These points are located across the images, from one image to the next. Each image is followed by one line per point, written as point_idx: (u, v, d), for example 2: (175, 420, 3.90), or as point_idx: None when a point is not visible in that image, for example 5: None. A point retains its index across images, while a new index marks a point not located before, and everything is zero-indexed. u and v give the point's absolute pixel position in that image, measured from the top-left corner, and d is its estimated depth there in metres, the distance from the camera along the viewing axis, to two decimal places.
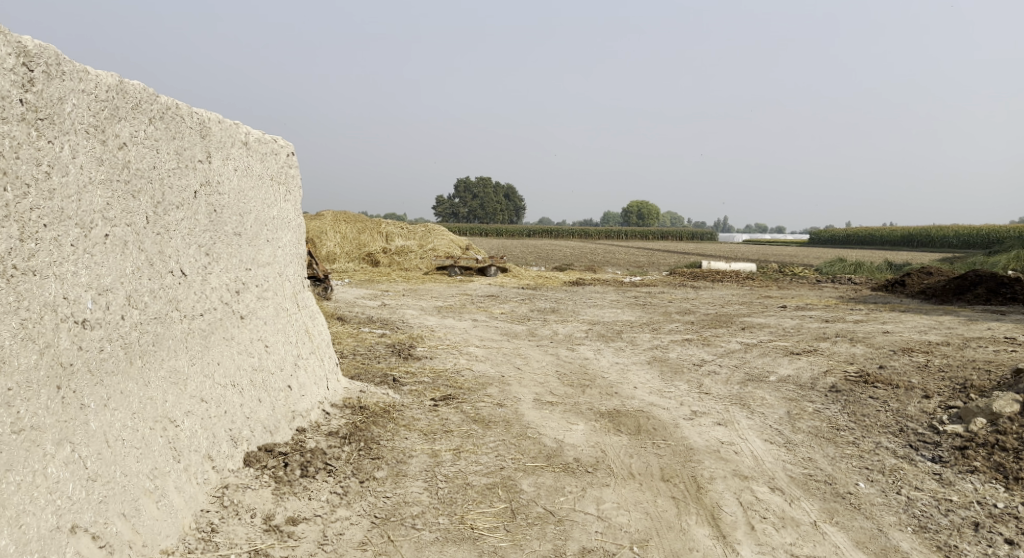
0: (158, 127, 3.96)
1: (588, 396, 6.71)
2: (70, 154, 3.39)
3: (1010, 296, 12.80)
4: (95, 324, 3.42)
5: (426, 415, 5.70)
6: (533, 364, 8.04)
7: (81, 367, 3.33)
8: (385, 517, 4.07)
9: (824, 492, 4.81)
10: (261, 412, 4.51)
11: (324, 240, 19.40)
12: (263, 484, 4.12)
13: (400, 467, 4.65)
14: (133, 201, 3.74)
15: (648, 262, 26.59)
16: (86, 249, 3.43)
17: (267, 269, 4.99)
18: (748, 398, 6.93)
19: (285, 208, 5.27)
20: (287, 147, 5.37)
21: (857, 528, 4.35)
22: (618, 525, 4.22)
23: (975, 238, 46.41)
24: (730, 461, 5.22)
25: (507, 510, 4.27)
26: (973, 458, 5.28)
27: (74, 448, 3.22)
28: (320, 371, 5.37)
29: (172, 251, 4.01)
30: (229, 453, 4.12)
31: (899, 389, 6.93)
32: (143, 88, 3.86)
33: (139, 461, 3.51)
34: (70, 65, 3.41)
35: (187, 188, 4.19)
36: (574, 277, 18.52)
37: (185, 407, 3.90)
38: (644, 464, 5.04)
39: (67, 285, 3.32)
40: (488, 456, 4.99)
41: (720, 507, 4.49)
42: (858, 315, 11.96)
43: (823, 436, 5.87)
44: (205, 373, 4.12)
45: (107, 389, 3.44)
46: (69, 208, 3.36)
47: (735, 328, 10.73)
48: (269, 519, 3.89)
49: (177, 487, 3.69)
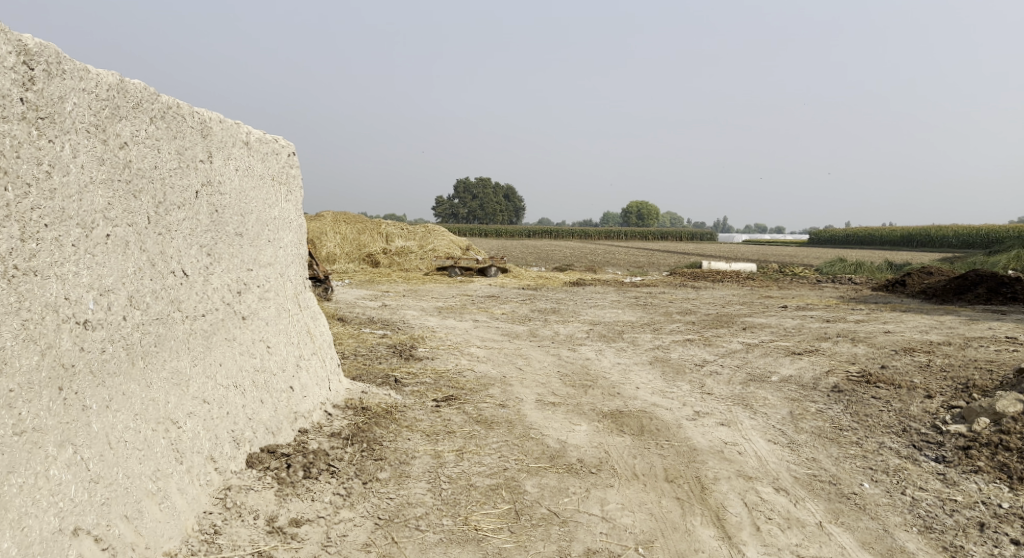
0: (160, 127, 3.93)
1: (591, 397, 6.69)
2: (71, 153, 3.36)
3: (1010, 295, 12.79)
4: (97, 325, 3.40)
5: (429, 415, 5.68)
6: (535, 365, 8.03)
7: (83, 368, 3.30)
8: (389, 518, 4.05)
9: (829, 492, 4.78)
10: (264, 413, 4.49)
11: (325, 241, 19.41)
12: (266, 485, 4.10)
13: (403, 468, 4.62)
14: (134, 201, 3.72)
15: (649, 262, 26.67)
16: (87, 250, 3.41)
17: (269, 269, 4.97)
18: (750, 398, 6.92)
19: (286, 208, 5.25)
20: (288, 146, 5.35)
21: (863, 529, 4.33)
22: (623, 526, 4.19)
23: (975, 238, 46.41)
24: (734, 462, 5.19)
25: (511, 511, 4.24)
26: (977, 457, 5.26)
27: (77, 450, 3.20)
28: (322, 371, 5.35)
29: (174, 251, 3.99)
30: (231, 454, 4.09)
31: (901, 389, 6.91)
32: (144, 87, 3.84)
33: (141, 462, 3.49)
34: (70, 64, 3.38)
35: (189, 188, 4.16)
36: (574, 277, 18.50)
37: (187, 408, 3.87)
38: (647, 465, 5.02)
39: (69, 285, 3.30)
40: (491, 456, 4.97)
41: (725, 508, 4.47)
42: (859, 315, 11.95)
43: (827, 436, 5.85)
44: (207, 374, 4.10)
45: (109, 391, 3.41)
46: (71, 207, 3.34)
47: (736, 328, 10.71)
48: (272, 520, 3.86)
49: (180, 488, 3.66)
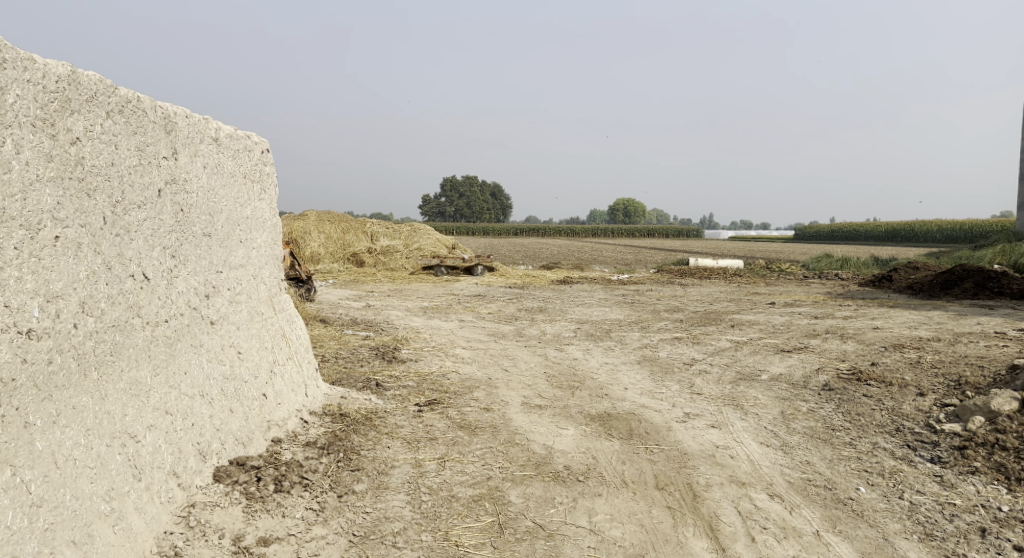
0: (117, 121, 3.70)
1: (578, 399, 6.49)
2: (14, 149, 3.13)
3: (996, 290, 12.70)
4: (42, 335, 3.17)
5: (410, 421, 5.45)
6: (521, 366, 7.81)
7: (25, 382, 3.07)
8: (364, 534, 3.83)
9: (824, 498, 4.61)
10: (234, 423, 4.26)
11: (309, 241, 19.06)
12: (234, 501, 3.87)
13: (382, 479, 4.41)
14: (88, 200, 3.48)
15: (637, 262, 25.07)
16: (32, 253, 3.17)
17: (240, 270, 4.72)
18: (741, 397, 6.74)
19: (259, 208, 5.01)
20: (261, 143, 5.10)
21: (862, 538, 4.15)
22: (612, 539, 3.99)
23: (959, 233, 46.53)
24: (726, 467, 5.00)
25: (495, 524, 4.04)
26: (972, 458, 5.10)
27: (17, 472, 2.98)
28: (298, 378, 5.10)
29: (133, 253, 3.75)
30: (196, 468, 3.86)
31: (893, 386, 6.76)
32: (99, 79, 3.60)
33: (93, 482, 3.25)
34: (12, 52, 3.15)
35: (151, 186, 3.92)
36: (562, 276, 18.24)
37: (148, 421, 3.65)
38: (637, 472, 4.82)
39: (10, 292, 3.06)
40: (475, 465, 4.75)
41: (719, 517, 4.28)
42: (847, 311, 11.83)
43: (819, 437, 5.69)
44: (170, 384, 3.86)
45: (57, 405, 3.18)
46: (12, 208, 3.10)
47: (724, 326, 10.55)
48: (238, 540, 3.63)
49: (138, 508, 3.44)
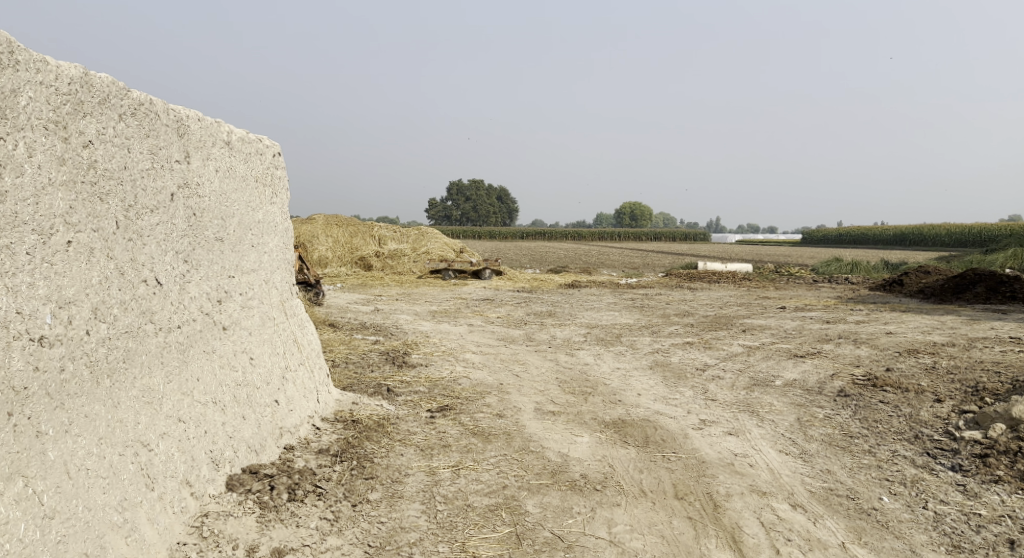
0: (130, 124, 3.64)
1: (592, 405, 6.40)
2: (26, 152, 3.07)
3: (1009, 294, 12.55)
4: (54, 341, 3.11)
5: (423, 428, 5.37)
6: (532, 371, 7.72)
7: (38, 390, 3.01)
8: (380, 545, 3.75)
9: (847, 509, 4.51)
10: (246, 430, 4.19)
11: (317, 245, 19.10)
12: (248, 511, 3.81)
13: (396, 488, 4.33)
14: (100, 205, 3.43)
15: (644, 262, 27.22)
16: (44, 258, 3.11)
17: (252, 275, 4.66)
18: (756, 404, 6.63)
19: (271, 211, 4.94)
20: (272, 147, 5.05)
21: (888, 550, 4.05)
22: (632, 550, 3.91)
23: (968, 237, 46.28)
24: (746, 476, 4.91)
25: (512, 535, 3.96)
26: (995, 466, 4.98)
27: (28, 483, 2.91)
28: (310, 384, 5.04)
29: (146, 258, 3.69)
30: (209, 477, 3.80)
31: (909, 393, 6.64)
32: (112, 81, 3.55)
33: (106, 492, 3.19)
34: (25, 53, 3.10)
35: (163, 190, 3.87)
36: (570, 279, 18.21)
37: (160, 429, 3.58)
38: (655, 481, 4.73)
39: (22, 298, 3.00)
40: (490, 473, 4.68)
41: (741, 528, 4.19)
42: (859, 315, 11.69)
43: (837, 444, 5.58)
44: (183, 391, 3.80)
45: (69, 413, 3.13)
46: (25, 212, 3.04)
47: (736, 330, 10.45)
48: (252, 551, 3.55)
49: (151, 518, 3.37)
